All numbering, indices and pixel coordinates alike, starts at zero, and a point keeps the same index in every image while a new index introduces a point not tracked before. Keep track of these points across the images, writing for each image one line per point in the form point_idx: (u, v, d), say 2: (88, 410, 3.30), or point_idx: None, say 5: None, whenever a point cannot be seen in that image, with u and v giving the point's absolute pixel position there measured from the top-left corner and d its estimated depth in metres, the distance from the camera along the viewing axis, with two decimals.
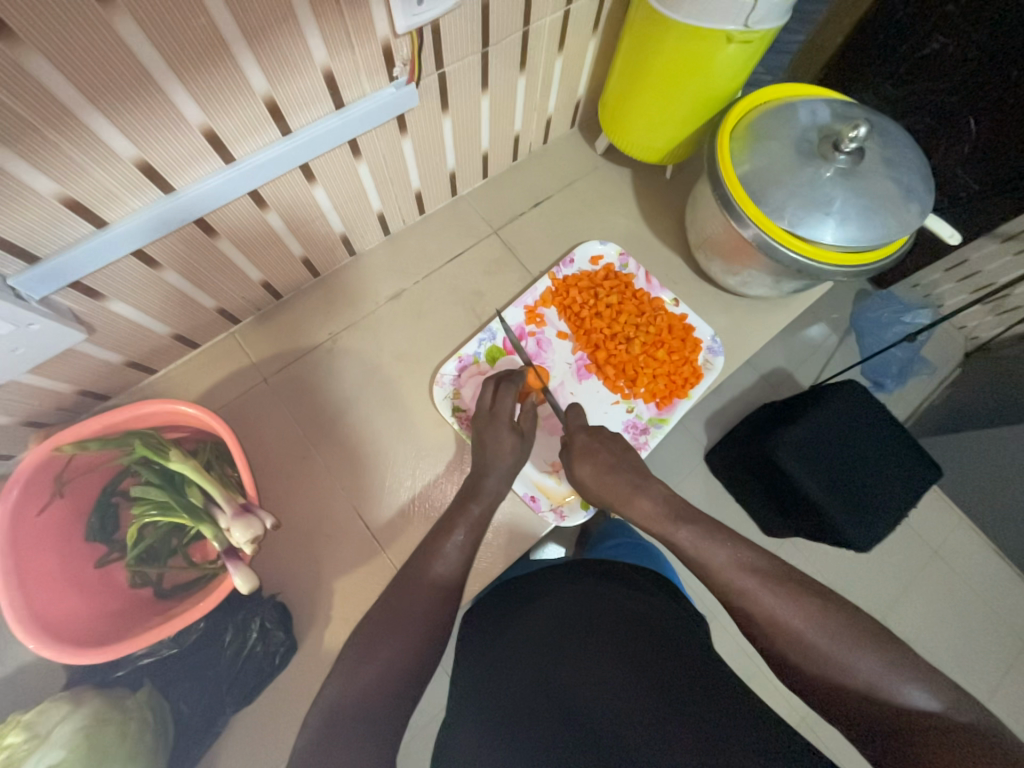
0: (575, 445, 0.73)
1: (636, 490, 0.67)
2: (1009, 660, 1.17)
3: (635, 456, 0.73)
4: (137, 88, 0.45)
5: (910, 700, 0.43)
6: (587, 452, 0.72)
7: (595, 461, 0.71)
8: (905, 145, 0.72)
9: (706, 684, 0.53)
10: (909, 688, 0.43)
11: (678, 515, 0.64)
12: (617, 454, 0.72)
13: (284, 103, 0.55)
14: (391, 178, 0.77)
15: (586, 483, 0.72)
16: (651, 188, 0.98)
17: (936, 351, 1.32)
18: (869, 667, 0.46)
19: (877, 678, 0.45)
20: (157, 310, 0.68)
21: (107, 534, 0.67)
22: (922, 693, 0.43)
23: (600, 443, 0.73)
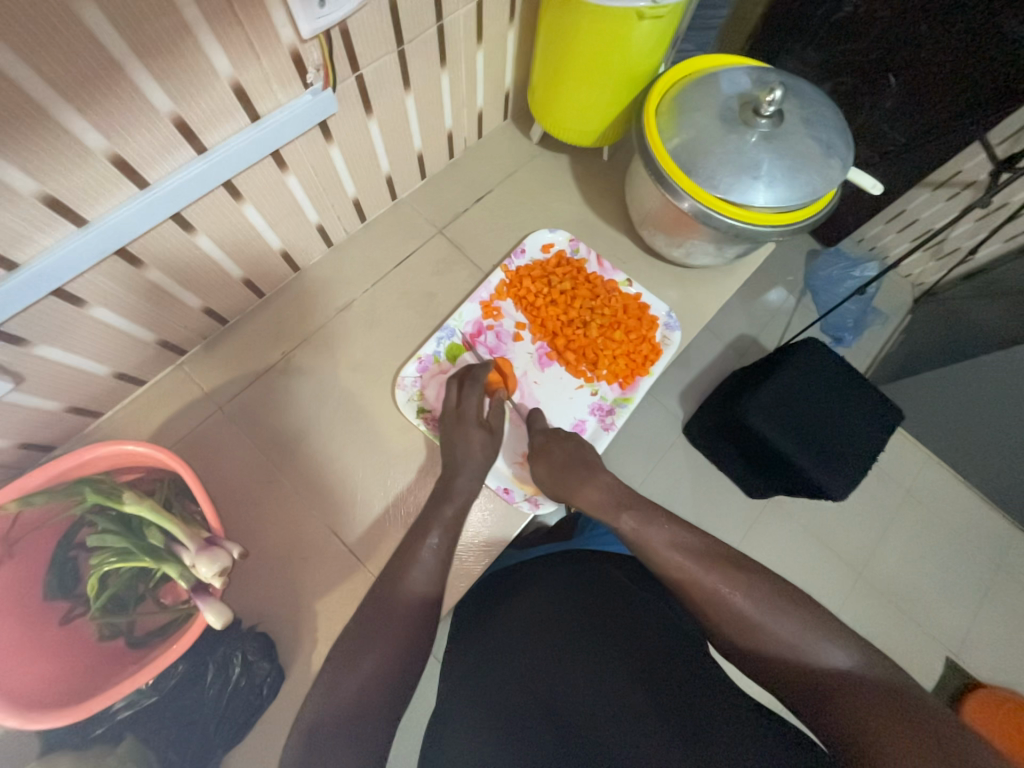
0: (534, 445, 0.77)
1: (584, 479, 0.71)
2: (984, 583, 1.23)
3: (588, 449, 0.77)
4: (27, 120, 0.43)
5: (830, 660, 0.48)
6: (542, 451, 0.76)
7: (548, 460, 0.75)
8: (821, 104, 0.74)
9: (689, 673, 0.55)
10: (830, 651, 0.48)
11: (621, 501, 0.68)
12: (570, 451, 0.75)
13: (195, 122, 0.54)
14: (324, 187, 0.75)
15: (544, 483, 0.75)
16: (591, 171, 0.99)
17: (888, 300, 1.39)
18: (802, 633, 0.51)
19: (796, 641, 0.50)
20: (91, 350, 0.65)
21: (68, 589, 0.63)
22: (839, 653, 0.48)
23: (555, 441, 0.77)
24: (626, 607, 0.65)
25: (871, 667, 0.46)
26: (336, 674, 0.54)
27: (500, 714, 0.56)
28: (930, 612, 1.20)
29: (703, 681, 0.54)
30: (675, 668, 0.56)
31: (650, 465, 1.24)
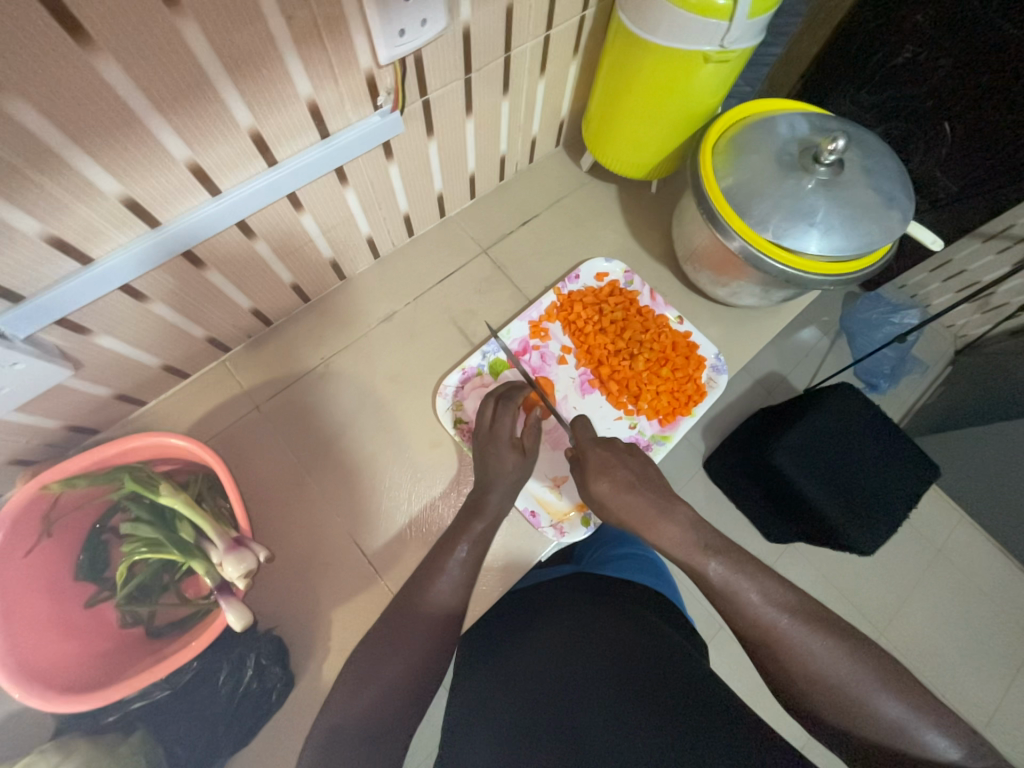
0: (591, 462, 0.68)
1: (661, 514, 0.62)
2: (1019, 657, 1.16)
3: (654, 472, 0.68)
4: (121, 127, 0.46)
5: (932, 747, 0.45)
6: (606, 469, 0.66)
7: (614, 478, 0.65)
8: (883, 155, 0.73)
9: (709, 717, 0.51)
10: (932, 733, 0.46)
11: (708, 544, 0.59)
12: (636, 470, 0.67)
13: (270, 136, 0.56)
14: (379, 202, 0.78)
15: (605, 500, 0.66)
16: (638, 202, 1.00)
17: (926, 349, 1.34)
18: (895, 709, 0.47)
19: (865, 686, 0.48)
20: (145, 342, 0.67)
21: (98, 572, 0.65)
22: (942, 739, 0.45)
23: (616, 457, 0.68)
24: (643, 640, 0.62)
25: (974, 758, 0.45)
26: (354, 683, 0.56)
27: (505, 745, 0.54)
28: (958, 683, 1.13)
29: (724, 722, 0.51)
30: (691, 707, 0.53)
31: None
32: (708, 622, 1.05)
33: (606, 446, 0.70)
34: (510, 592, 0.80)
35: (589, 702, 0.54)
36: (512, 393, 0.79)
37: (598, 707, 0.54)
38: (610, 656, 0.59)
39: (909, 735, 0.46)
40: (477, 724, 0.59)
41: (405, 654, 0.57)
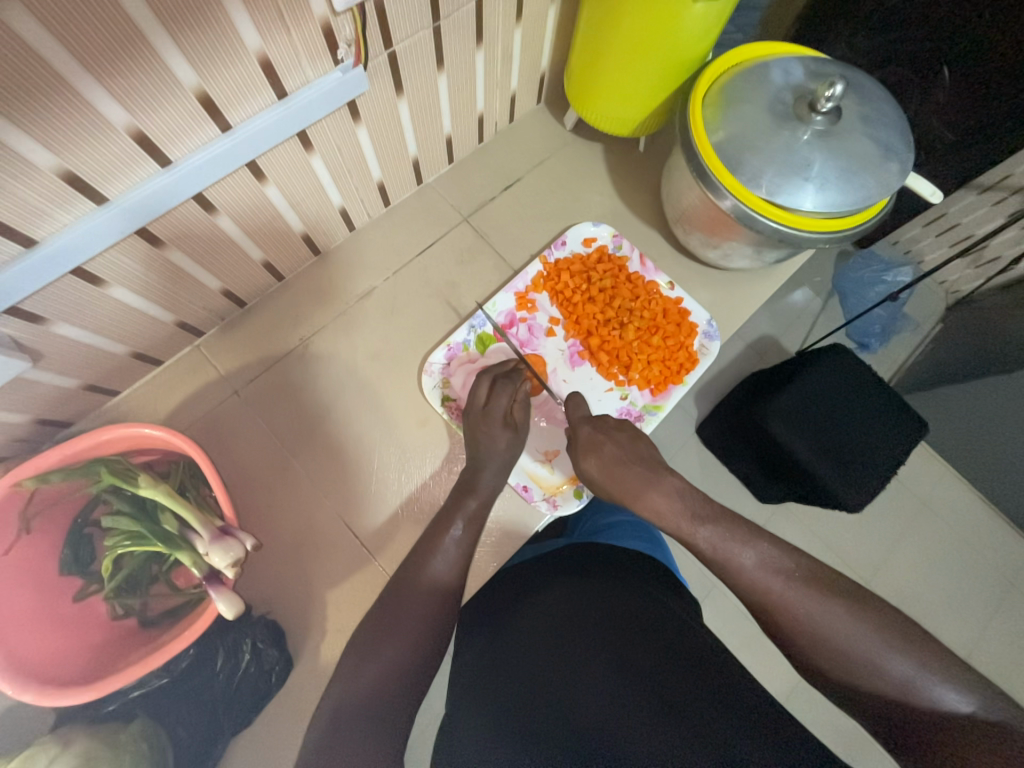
0: (580, 440, 0.67)
1: (647, 485, 0.62)
2: (999, 603, 1.20)
3: (646, 444, 0.67)
4: (47, 91, 0.41)
5: (943, 702, 0.44)
6: (593, 446, 0.66)
7: (602, 456, 0.65)
8: (882, 102, 0.69)
9: (700, 684, 0.52)
10: (943, 689, 0.44)
11: (696, 512, 0.59)
12: (625, 445, 0.66)
13: (220, 98, 0.51)
14: (349, 169, 0.73)
15: (595, 479, 0.66)
16: (625, 162, 0.95)
17: (919, 307, 1.31)
18: (902, 668, 0.46)
19: (871, 647, 0.47)
20: (109, 330, 0.64)
21: (84, 564, 0.63)
22: (954, 694, 0.44)
23: (604, 434, 0.67)
24: (637, 609, 0.62)
25: (993, 711, 0.42)
26: (356, 661, 0.54)
27: (501, 713, 0.54)
28: (941, 629, 1.18)
29: (715, 690, 0.52)
30: (684, 674, 0.53)
31: None
32: (701, 584, 1.07)
33: (595, 424, 0.69)
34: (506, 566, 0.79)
35: (583, 670, 0.55)
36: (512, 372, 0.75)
37: (594, 673, 0.54)
38: (604, 627, 0.59)
39: (919, 691, 0.45)
40: (472, 695, 0.59)
41: (403, 633, 0.55)
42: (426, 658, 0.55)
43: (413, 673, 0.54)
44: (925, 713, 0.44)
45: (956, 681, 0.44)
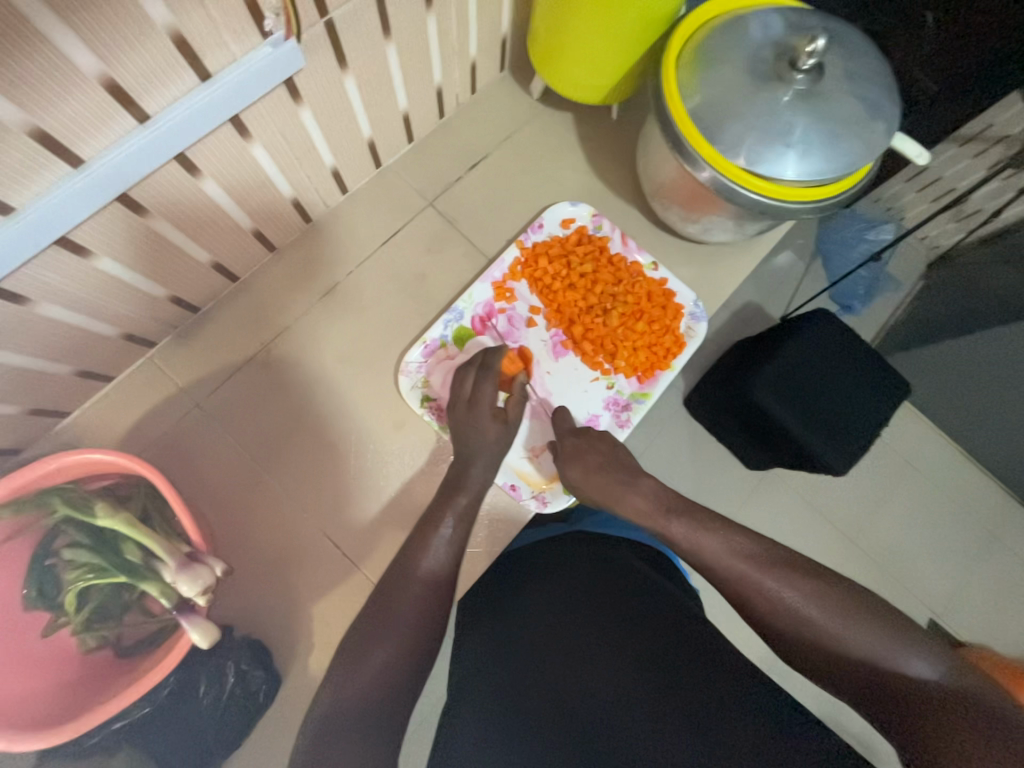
0: (564, 449, 0.70)
1: (626, 487, 0.64)
2: (979, 554, 1.24)
3: (624, 452, 0.69)
4: None
5: (913, 671, 0.43)
6: (577, 453, 0.68)
7: (585, 463, 0.67)
8: (867, 56, 0.64)
9: (703, 678, 0.52)
10: (915, 662, 0.43)
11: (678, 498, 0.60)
12: (606, 453, 0.68)
13: (131, 85, 0.45)
14: (297, 156, 0.66)
15: (579, 486, 0.68)
16: (598, 132, 0.89)
17: (902, 266, 1.28)
18: (871, 643, 0.45)
19: (839, 628, 0.47)
20: (45, 350, 0.58)
21: (51, 598, 0.59)
22: (922, 663, 0.43)
23: (589, 443, 0.69)
24: (636, 598, 0.60)
25: (960, 678, 0.41)
26: (345, 668, 0.52)
27: (492, 709, 0.53)
28: (924, 581, 1.21)
29: (718, 678, 0.52)
30: (687, 674, 0.52)
31: (652, 441, 1.20)
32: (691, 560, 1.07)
33: (579, 433, 0.71)
34: (507, 551, 0.77)
35: (578, 667, 0.54)
36: (491, 360, 0.71)
37: (593, 669, 0.53)
38: (604, 621, 0.57)
39: (887, 664, 0.44)
40: (461, 704, 0.58)
41: (385, 643, 0.53)
42: (415, 664, 0.54)
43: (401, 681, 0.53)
44: (893, 684, 0.43)
45: (926, 652, 0.43)
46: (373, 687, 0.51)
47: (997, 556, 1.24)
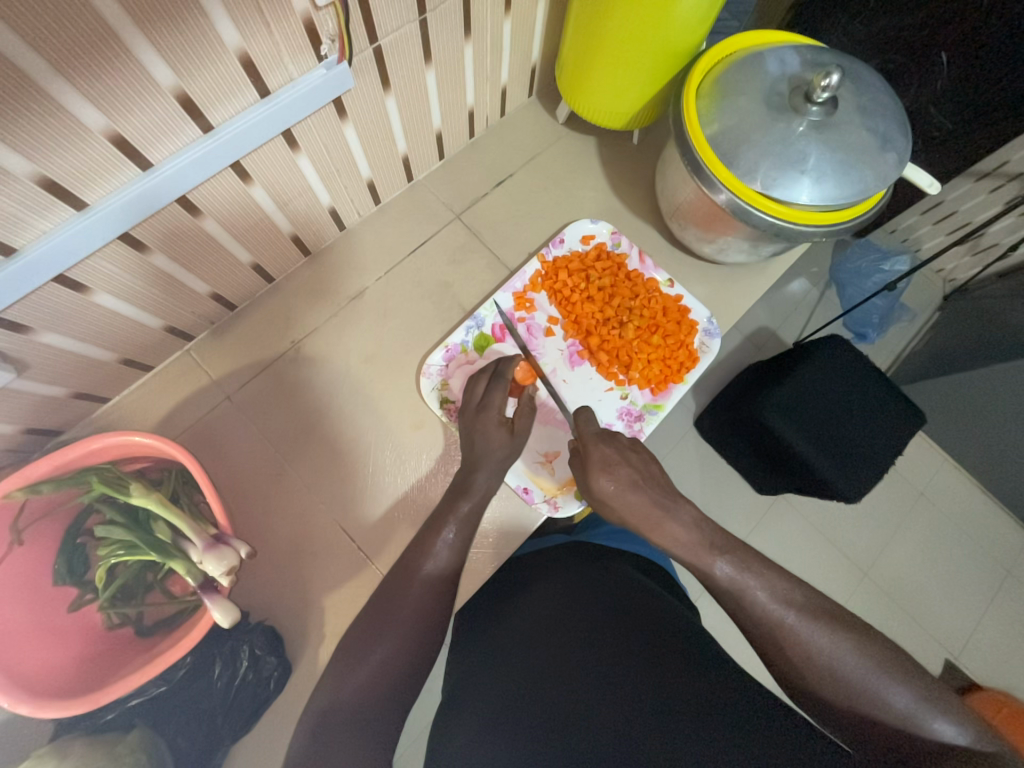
0: (593, 457, 0.61)
1: (666, 515, 0.58)
2: (993, 589, 1.21)
3: (656, 468, 0.63)
4: (24, 101, 0.40)
5: (940, 734, 0.43)
6: (609, 466, 0.60)
7: (618, 478, 0.60)
8: (878, 91, 0.68)
9: (713, 678, 0.50)
10: (941, 722, 0.43)
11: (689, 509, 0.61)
12: (640, 468, 0.62)
13: (199, 98, 0.49)
14: (337, 168, 0.71)
15: (607, 499, 0.60)
16: (619, 155, 0.93)
17: (916, 296, 1.32)
18: (903, 702, 0.45)
19: (868, 674, 0.47)
20: (96, 336, 0.62)
21: (79, 575, 0.63)
22: (950, 726, 0.43)
23: (620, 455, 0.62)
24: (641, 607, 0.60)
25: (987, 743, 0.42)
26: (349, 662, 0.54)
27: (492, 710, 0.54)
28: (935, 614, 1.18)
29: (720, 682, 0.50)
30: (695, 670, 0.51)
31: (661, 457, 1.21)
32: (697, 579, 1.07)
33: (610, 441, 0.64)
34: (511, 560, 0.80)
35: (584, 663, 0.53)
36: (503, 368, 0.74)
37: (592, 671, 0.52)
38: (607, 626, 0.57)
39: (919, 724, 0.44)
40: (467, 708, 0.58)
41: (393, 634, 0.55)
42: (419, 653, 0.55)
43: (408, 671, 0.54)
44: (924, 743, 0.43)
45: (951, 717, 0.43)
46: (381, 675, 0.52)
47: (1010, 592, 1.21)
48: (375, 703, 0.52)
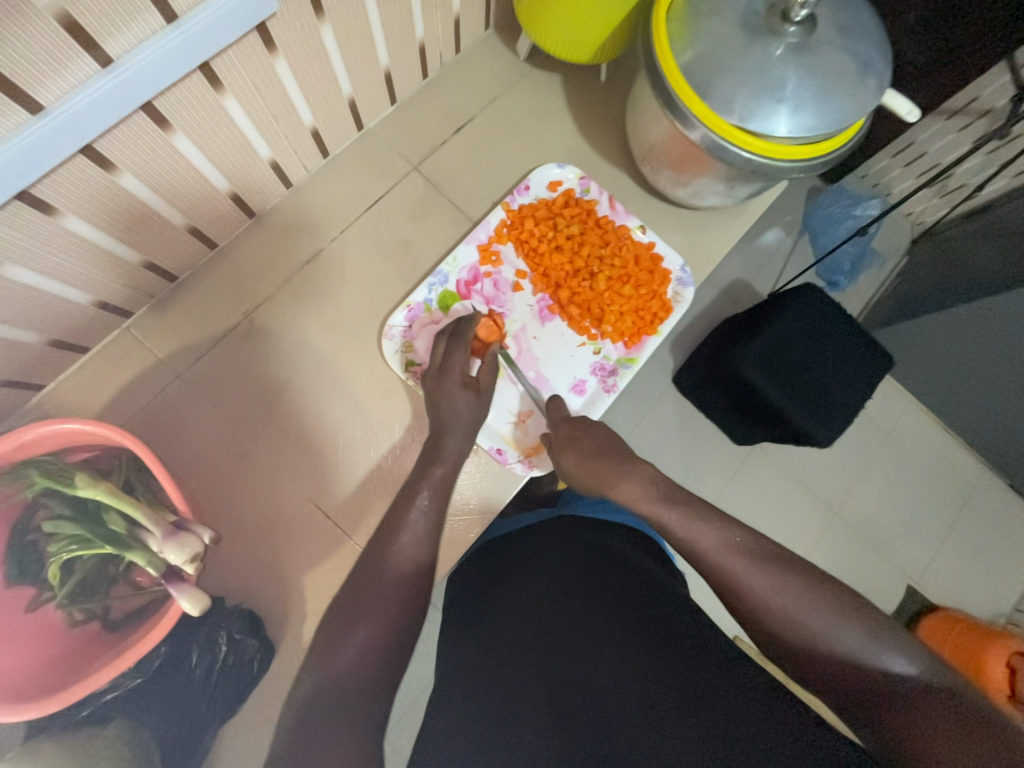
0: (558, 437, 0.68)
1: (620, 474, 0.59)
2: (954, 521, 1.28)
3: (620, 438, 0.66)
4: None
5: (889, 667, 0.40)
6: (572, 441, 0.66)
7: (579, 449, 0.65)
8: (859, 8, 0.63)
9: (690, 633, 0.50)
10: (893, 657, 0.40)
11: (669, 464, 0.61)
12: (601, 439, 0.65)
13: (91, 24, 0.42)
14: (274, 113, 0.63)
15: (570, 473, 0.65)
16: (587, 93, 0.86)
17: (885, 241, 1.31)
18: (852, 637, 0.42)
19: (819, 617, 0.44)
20: (14, 316, 0.56)
21: (33, 575, 0.58)
22: (901, 658, 0.40)
23: (583, 429, 0.67)
24: (625, 572, 0.60)
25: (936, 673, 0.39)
26: (323, 644, 0.52)
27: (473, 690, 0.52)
28: (900, 547, 1.25)
29: (699, 636, 0.50)
30: (676, 628, 0.51)
31: (641, 415, 1.21)
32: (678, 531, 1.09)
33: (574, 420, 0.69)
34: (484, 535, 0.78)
35: (570, 629, 0.53)
36: (463, 328, 0.70)
37: (574, 633, 0.52)
38: (591, 591, 0.57)
39: (868, 658, 0.41)
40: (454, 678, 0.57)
41: (372, 609, 0.53)
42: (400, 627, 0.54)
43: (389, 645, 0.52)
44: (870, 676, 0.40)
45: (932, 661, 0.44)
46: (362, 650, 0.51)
47: (969, 522, 1.28)
48: None
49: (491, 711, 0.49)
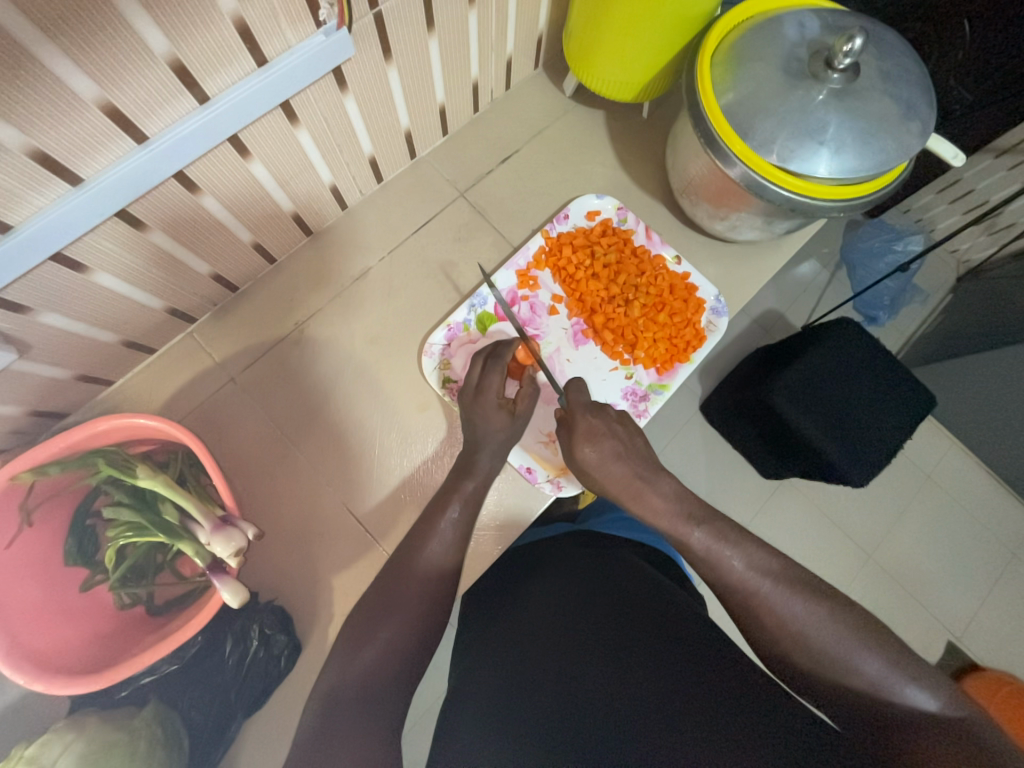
0: (578, 428, 0.62)
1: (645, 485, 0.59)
2: (1000, 574, 1.20)
3: (642, 442, 0.63)
4: (16, 72, 0.39)
5: (910, 700, 0.43)
6: (592, 436, 0.61)
7: (601, 447, 0.61)
8: (903, 56, 0.65)
9: (714, 664, 0.50)
10: (910, 687, 0.43)
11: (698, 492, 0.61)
12: (623, 439, 0.62)
13: (196, 68, 0.48)
14: (338, 143, 0.69)
15: (588, 468, 0.61)
16: (628, 129, 0.90)
17: (929, 278, 1.28)
18: (873, 667, 0.45)
19: (839, 643, 0.47)
20: (98, 318, 0.62)
21: (89, 556, 0.63)
22: (921, 692, 0.43)
23: (603, 424, 0.63)
24: (648, 596, 0.60)
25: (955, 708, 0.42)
26: (351, 646, 0.54)
27: (491, 705, 0.54)
28: (939, 598, 1.18)
29: (722, 665, 0.50)
30: (700, 658, 0.50)
31: (667, 441, 1.21)
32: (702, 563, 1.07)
33: (596, 412, 0.64)
34: (509, 550, 0.79)
35: (590, 652, 0.53)
36: (500, 350, 0.72)
37: (595, 656, 0.52)
38: (613, 614, 0.57)
39: (889, 689, 0.44)
40: (475, 690, 0.57)
41: (399, 616, 0.55)
42: (425, 634, 0.55)
43: (413, 650, 0.54)
44: (888, 706, 0.43)
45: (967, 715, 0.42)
46: (387, 652, 0.53)
47: (1017, 576, 1.21)
48: (382, 678, 0.52)
49: (511, 725, 0.50)
